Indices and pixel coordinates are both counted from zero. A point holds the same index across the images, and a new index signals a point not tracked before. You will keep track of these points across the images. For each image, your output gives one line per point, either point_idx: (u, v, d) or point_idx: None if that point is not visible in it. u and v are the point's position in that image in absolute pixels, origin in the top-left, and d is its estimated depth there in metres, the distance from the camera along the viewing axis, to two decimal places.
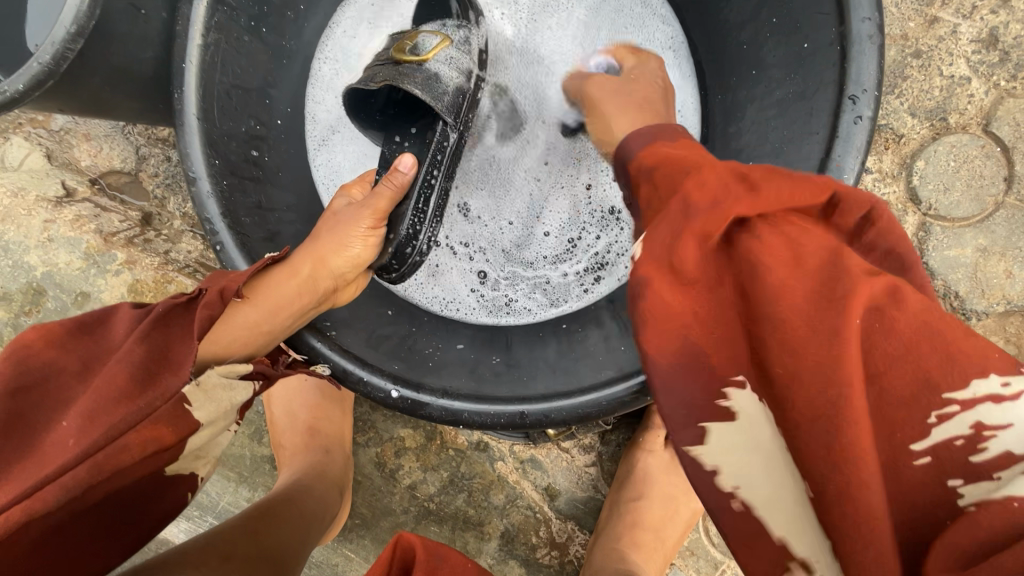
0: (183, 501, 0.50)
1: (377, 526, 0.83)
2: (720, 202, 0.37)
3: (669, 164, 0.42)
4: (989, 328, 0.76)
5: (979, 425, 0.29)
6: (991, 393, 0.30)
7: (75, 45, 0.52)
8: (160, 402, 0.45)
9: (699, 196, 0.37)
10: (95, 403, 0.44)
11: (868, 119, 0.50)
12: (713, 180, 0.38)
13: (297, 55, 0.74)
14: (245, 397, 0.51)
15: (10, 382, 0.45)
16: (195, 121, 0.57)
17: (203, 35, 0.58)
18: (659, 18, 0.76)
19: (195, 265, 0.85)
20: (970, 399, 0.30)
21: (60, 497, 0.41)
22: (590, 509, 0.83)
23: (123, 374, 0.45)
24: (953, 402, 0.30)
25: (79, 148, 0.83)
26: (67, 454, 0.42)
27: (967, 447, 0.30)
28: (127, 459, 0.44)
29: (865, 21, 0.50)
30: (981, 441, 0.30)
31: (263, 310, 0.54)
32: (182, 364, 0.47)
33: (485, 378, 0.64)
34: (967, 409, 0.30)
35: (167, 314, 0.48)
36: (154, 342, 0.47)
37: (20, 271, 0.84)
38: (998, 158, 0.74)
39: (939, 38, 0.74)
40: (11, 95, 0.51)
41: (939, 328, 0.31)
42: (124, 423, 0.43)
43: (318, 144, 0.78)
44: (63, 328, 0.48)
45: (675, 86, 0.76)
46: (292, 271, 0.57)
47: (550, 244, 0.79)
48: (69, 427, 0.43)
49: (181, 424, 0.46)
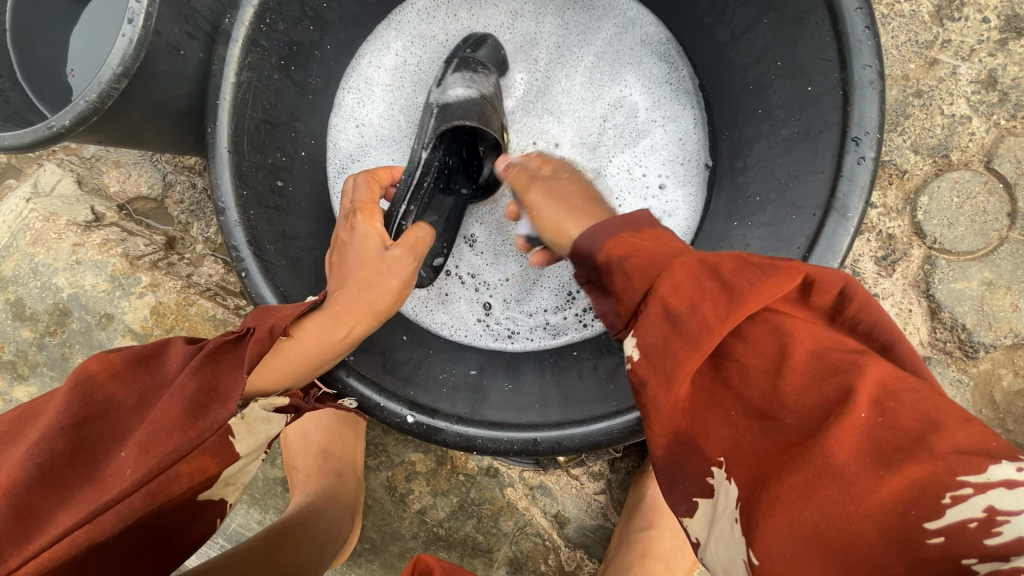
0: (211, 528, 0.51)
1: (386, 551, 0.84)
2: (688, 286, 0.37)
3: (637, 252, 0.42)
4: (997, 361, 0.76)
5: (993, 509, 0.27)
6: (1005, 478, 0.27)
7: (119, 84, 0.56)
8: (209, 433, 0.47)
9: (676, 304, 0.37)
10: (150, 432, 0.46)
11: (871, 160, 0.52)
12: (685, 281, 0.38)
13: (322, 90, 0.77)
14: (276, 429, 0.55)
15: (76, 411, 0.46)
16: (225, 155, 0.60)
17: (237, 74, 0.61)
18: (659, 54, 0.79)
19: (216, 288, 0.87)
20: (983, 481, 0.27)
21: (119, 523, 0.43)
22: (599, 537, 0.83)
23: (176, 406, 0.48)
24: (966, 484, 0.28)
25: (109, 175, 0.90)
26: (123, 482, 0.44)
27: (981, 531, 0.27)
28: (176, 488, 0.46)
29: (866, 68, 0.52)
30: (995, 525, 0.27)
31: (301, 354, 0.56)
32: (229, 397, 0.49)
33: (492, 402, 0.65)
34: (981, 494, 0.27)
35: (218, 350, 0.52)
36: (204, 376, 0.50)
37: (47, 292, 0.85)
38: (1001, 194, 0.76)
39: (939, 79, 0.77)
40: (58, 130, 0.55)
41: (937, 412, 0.30)
42: (177, 452, 0.46)
43: (339, 171, 0.81)
44: (123, 361, 0.51)
45: (676, 118, 0.79)
46: (337, 321, 0.58)
47: (556, 299, 0.80)
48: (129, 455, 0.45)
49: (224, 455, 0.49)
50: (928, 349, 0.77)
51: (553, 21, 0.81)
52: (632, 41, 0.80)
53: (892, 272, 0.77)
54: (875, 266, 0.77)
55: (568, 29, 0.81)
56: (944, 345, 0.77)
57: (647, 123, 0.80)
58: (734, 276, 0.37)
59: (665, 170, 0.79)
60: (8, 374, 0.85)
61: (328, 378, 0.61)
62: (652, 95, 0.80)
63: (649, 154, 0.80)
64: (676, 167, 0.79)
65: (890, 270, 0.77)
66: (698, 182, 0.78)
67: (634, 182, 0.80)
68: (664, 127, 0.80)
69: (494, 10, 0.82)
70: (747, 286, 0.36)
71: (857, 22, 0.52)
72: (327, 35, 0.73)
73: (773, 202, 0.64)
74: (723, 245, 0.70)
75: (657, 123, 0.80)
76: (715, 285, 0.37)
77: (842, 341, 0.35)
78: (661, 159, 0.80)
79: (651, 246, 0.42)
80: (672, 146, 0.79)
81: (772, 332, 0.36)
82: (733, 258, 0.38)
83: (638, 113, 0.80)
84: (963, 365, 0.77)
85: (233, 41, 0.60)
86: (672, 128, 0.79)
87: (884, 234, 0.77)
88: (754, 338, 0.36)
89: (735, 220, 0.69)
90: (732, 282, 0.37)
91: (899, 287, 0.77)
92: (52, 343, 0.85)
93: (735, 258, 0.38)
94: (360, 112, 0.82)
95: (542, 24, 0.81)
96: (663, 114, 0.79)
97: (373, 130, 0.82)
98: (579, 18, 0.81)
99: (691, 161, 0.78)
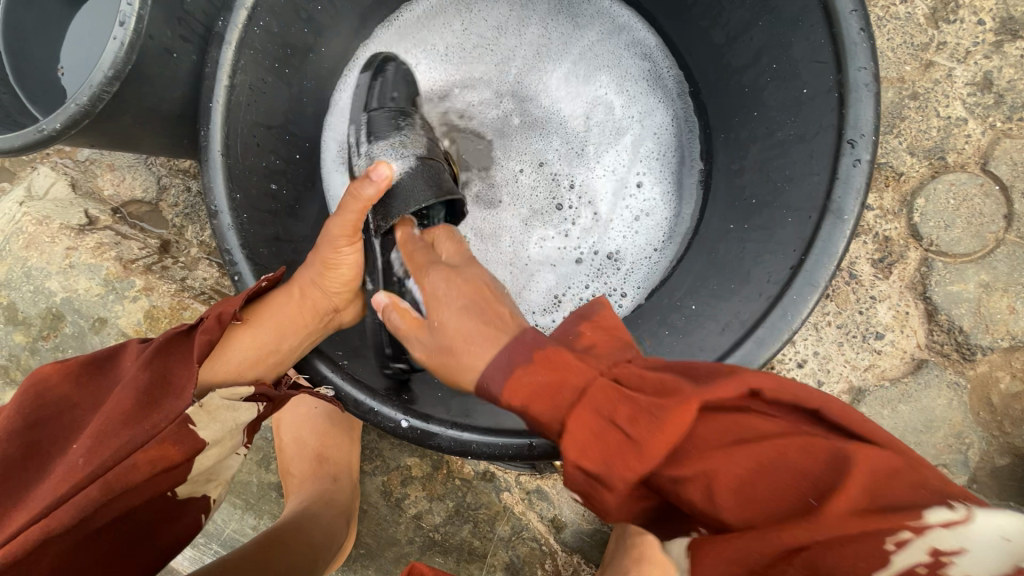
0: (197, 524, 0.54)
1: (381, 556, 0.83)
2: (595, 443, 0.40)
3: (531, 397, 0.43)
4: (995, 363, 0.76)
5: (936, 549, 0.34)
6: (946, 520, 0.34)
7: (111, 87, 0.56)
8: (165, 423, 0.49)
9: (591, 463, 0.40)
10: (102, 428, 0.48)
11: (867, 162, 0.52)
12: (591, 437, 0.40)
13: (317, 92, 0.77)
14: (248, 416, 0.56)
15: (28, 413, 0.49)
16: (219, 158, 0.60)
17: (230, 77, 0.60)
18: (635, 52, 0.81)
19: (211, 291, 0.86)
20: (922, 526, 0.34)
21: (75, 515, 0.45)
22: (597, 542, 0.82)
23: (125, 398, 0.49)
24: (908, 530, 0.34)
25: (103, 178, 0.89)
26: (78, 476, 0.46)
27: (930, 570, 0.34)
28: (137, 476, 0.48)
29: (861, 70, 0.52)
30: (938, 563, 0.34)
31: (260, 335, 0.58)
32: (184, 388, 0.50)
33: (484, 407, 0.64)
34: (920, 537, 0.34)
35: (167, 344, 0.52)
36: (155, 369, 0.50)
37: (40, 296, 0.85)
38: (997, 196, 0.76)
39: (935, 81, 0.77)
40: (48, 133, 0.55)
41: (871, 473, 0.36)
42: (130, 444, 0.48)
43: (339, 172, 0.81)
44: (77, 363, 0.52)
45: (651, 113, 0.80)
46: (290, 298, 0.60)
47: (539, 298, 0.79)
48: (80, 449, 0.48)
49: (186, 443, 0.50)
50: (926, 351, 0.77)
51: (537, 28, 0.81)
52: (616, 44, 0.81)
53: (888, 274, 0.77)
54: (872, 268, 0.77)
55: (551, 32, 0.81)
56: (942, 348, 0.77)
57: (626, 122, 0.80)
58: (637, 420, 0.39)
59: (642, 168, 0.80)
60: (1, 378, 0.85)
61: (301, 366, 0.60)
62: (627, 92, 0.80)
63: (628, 152, 0.80)
64: (652, 163, 0.80)
65: (887, 272, 0.77)
66: (676, 180, 0.80)
67: (618, 183, 0.80)
68: (641, 123, 0.80)
69: (475, 13, 0.82)
70: (649, 429, 0.39)
71: (852, 24, 0.52)
72: (321, 38, 0.73)
73: (769, 204, 0.63)
74: (719, 247, 0.70)
75: (634, 120, 0.80)
76: (620, 434, 0.39)
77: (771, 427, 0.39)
78: (638, 155, 0.80)
79: (548, 384, 0.43)
80: (649, 141, 0.80)
81: (716, 441, 0.39)
82: (614, 394, 0.40)
83: (614, 110, 0.80)
84: (961, 368, 0.77)
85: (226, 43, 0.60)
86: (649, 123, 0.80)
87: (881, 236, 0.77)
88: (696, 455, 0.39)
89: (731, 223, 0.69)
90: (633, 431, 0.39)
91: (896, 289, 0.77)
92: (45, 348, 0.84)
93: (616, 395, 0.40)
94: None
95: (525, 34, 0.81)
96: (640, 110, 0.80)
97: None
98: (559, 18, 0.81)
99: (668, 156, 0.80)
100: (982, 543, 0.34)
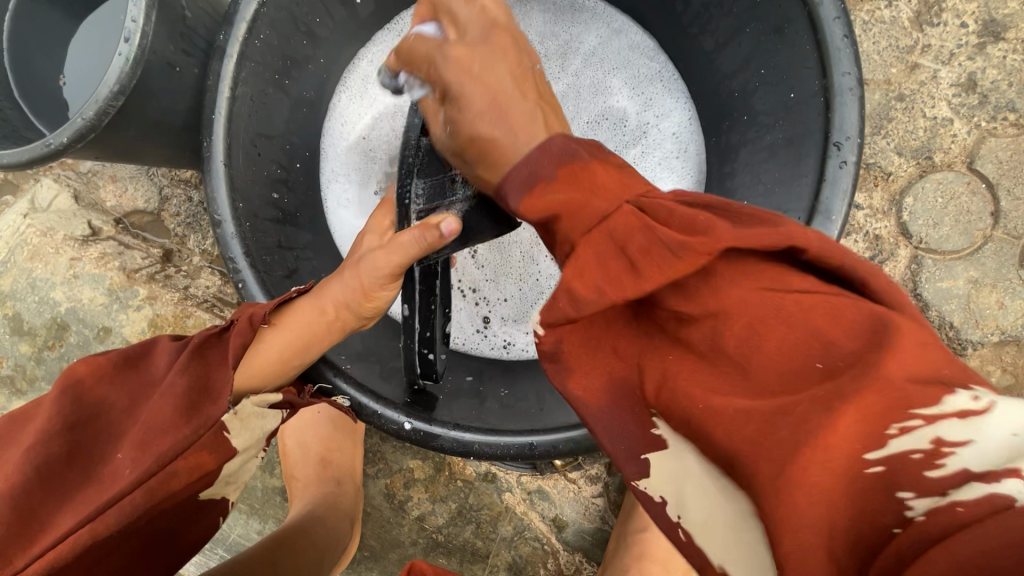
0: (214, 525, 0.55)
1: (386, 558, 0.84)
2: (595, 269, 0.37)
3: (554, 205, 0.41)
4: (985, 357, 0.78)
5: (939, 441, 0.27)
6: (958, 411, 0.28)
7: (116, 101, 0.57)
8: (204, 429, 0.50)
9: (582, 287, 0.37)
10: (146, 432, 0.50)
11: (853, 164, 0.54)
12: (590, 259, 0.37)
13: (316, 102, 0.78)
14: (273, 425, 0.57)
15: (70, 415, 0.51)
16: (222, 168, 0.61)
17: (232, 89, 0.62)
18: (642, 53, 0.81)
19: (213, 300, 0.87)
20: (932, 413, 0.28)
21: (120, 519, 0.46)
22: (597, 541, 0.83)
23: (169, 403, 0.51)
24: (916, 415, 0.28)
25: (105, 189, 0.90)
26: (123, 481, 0.47)
27: (924, 463, 0.27)
28: (178, 483, 0.49)
29: (846, 75, 0.54)
30: (940, 458, 0.27)
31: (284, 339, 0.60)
32: (222, 393, 0.52)
33: (494, 410, 0.66)
34: (928, 424, 0.27)
35: (202, 346, 0.55)
36: (192, 372, 0.53)
37: (45, 307, 0.86)
38: (984, 194, 0.78)
39: (920, 83, 0.79)
40: (56, 147, 0.56)
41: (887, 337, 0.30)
42: (173, 451, 0.49)
43: (329, 177, 0.82)
44: (111, 364, 0.55)
45: (668, 114, 0.80)
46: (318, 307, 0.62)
47: None
48: (126, 456, 0.49)
49: (220, 451, 0.51)
50: None
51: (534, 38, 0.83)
52: (617, 48, 0.82)
53: None
54: None
55: (547, 44, 0.83)
56: None
57: (640, 127, 0.81)
58: (647, 253, 0.35)
59: (665, 170, 0.80)
60: (7, 389, 0.86)
61: (316, 375, 0.63)
62: (640, 97, 0.81)
63: (648, 156, 0.81)
64: (672, 163, 0.80)
65: None
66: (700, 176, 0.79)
67: None
68: (659, 127, 0.81)
69: None
70: (667, 248, 0.35)
71: (835, 30, 0.54)
72: (319, 49, 0.75)
73: (760, 206, 0.65)
74: None
75: (650, 123, 0.81)
76: (624, 262, 0.36)
77: (784, 279, 0.34)
78: (658, 159, 0.81)
79: (571, 200, 0.40)
80: (670, 142, 0.80)
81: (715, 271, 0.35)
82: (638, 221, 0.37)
83: (629, 117, 0.82)
84: None
85: (227, 56, 0.61)
86: (667, 124, 0.80)
87: (871, 234, 0.79)
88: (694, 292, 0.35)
89: None
90: (641, 261, 0.36)
91: None
92: (50, 358, 0.85)
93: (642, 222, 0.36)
94: (355, 114, 0.82)
95: None
96: (653, 113, 0.81)
97: (377, 140, 0.82)
98: (561, 30, 0.83)
99: (690, 151, 0.79)
100: (994, 442, 0.27)
